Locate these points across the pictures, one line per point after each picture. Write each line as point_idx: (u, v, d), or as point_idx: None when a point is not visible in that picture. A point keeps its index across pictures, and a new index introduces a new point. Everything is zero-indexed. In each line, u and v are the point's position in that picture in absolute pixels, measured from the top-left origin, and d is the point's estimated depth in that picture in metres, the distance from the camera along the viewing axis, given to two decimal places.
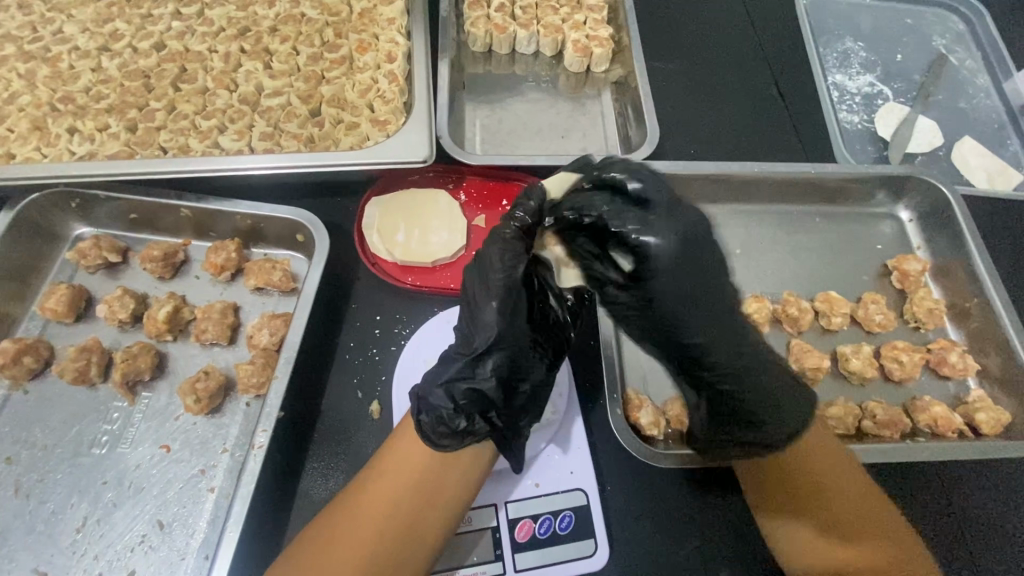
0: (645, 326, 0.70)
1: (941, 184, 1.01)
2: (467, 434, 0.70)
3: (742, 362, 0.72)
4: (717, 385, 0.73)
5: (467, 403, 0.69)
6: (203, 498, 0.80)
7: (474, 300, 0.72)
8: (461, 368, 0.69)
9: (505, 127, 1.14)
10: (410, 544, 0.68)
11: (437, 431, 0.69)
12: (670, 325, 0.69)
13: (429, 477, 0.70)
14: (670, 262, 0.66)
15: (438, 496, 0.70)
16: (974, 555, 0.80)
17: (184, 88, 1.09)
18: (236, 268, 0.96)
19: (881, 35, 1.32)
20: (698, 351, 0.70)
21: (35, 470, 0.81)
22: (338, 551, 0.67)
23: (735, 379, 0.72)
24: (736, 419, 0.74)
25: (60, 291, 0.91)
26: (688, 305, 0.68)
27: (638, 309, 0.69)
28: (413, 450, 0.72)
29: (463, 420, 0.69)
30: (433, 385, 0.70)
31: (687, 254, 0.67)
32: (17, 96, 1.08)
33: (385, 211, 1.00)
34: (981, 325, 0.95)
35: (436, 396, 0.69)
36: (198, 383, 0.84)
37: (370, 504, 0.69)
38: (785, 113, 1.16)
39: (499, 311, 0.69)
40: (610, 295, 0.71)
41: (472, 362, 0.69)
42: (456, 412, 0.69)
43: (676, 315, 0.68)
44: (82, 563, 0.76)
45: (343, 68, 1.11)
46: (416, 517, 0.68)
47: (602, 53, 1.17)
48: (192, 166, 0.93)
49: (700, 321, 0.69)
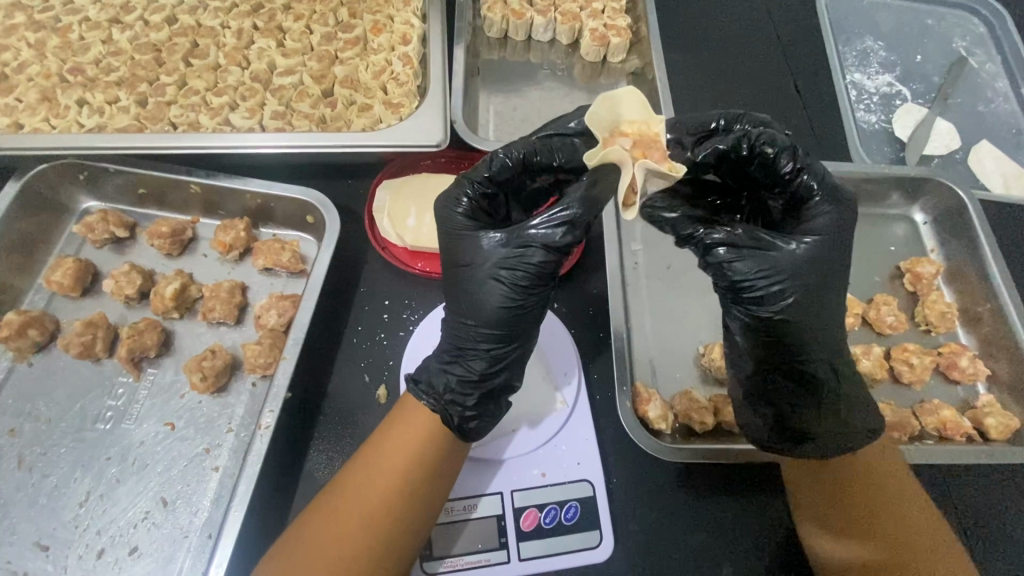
0: (762, 304, 0.68)
1: (958, 187, 1.00)
2: (475, 417, 0.72)
3: (830, 345, 0.71)
4: (811, 363, 0.71)
5: (463, 394, 0.71)
6: (207, 477, 0.79)
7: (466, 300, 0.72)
8: (465, 366, 0.72)
9: (519, 115, 1.13)
10: (416, 506, 0.68)
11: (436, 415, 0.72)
12: (789, 297, 0.67)
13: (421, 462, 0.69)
14: (831, 236, 0.68)
15: (441, 458, 0.70)
16: (979, 561, 0.79)
17: (196, 63, 1.08)
18: (245, 247, 0.95)
19: (901, 35, 1.30)
20: (800, 338, 0.69)
21: (39, 444, 0.81)
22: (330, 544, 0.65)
23: (823, 359, 0.71)
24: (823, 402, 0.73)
25: (67, 265, 0.90)
26: (819, 289, 0.68)
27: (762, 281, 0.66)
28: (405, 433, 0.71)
29: (473, 401, 0.72)
30: (440, 380, 0.72)
31: (849, 231, 0.70)
32: (26, 66, 1.06)
33: (396, 194, 0.98)
34: (993, 330, 0.94)
35: (443, 384, 0.72)
36: (204, 361, 0.83)
37: (362, 494, 0.67)
38: (802, 110, 1.15)
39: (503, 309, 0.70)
40: (743, 269, 0.66)
41: (479, 358, 0.72)
42: (469, 399, 0.72)
43: (807, 290, 0.67)
44: (84, 538, 0.76)
45: (357, 49, 1.10)
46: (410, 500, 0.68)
47: (619, 43, 1.16)
48: (203, 143, 0.91)
49: (813, 304, 0.68)
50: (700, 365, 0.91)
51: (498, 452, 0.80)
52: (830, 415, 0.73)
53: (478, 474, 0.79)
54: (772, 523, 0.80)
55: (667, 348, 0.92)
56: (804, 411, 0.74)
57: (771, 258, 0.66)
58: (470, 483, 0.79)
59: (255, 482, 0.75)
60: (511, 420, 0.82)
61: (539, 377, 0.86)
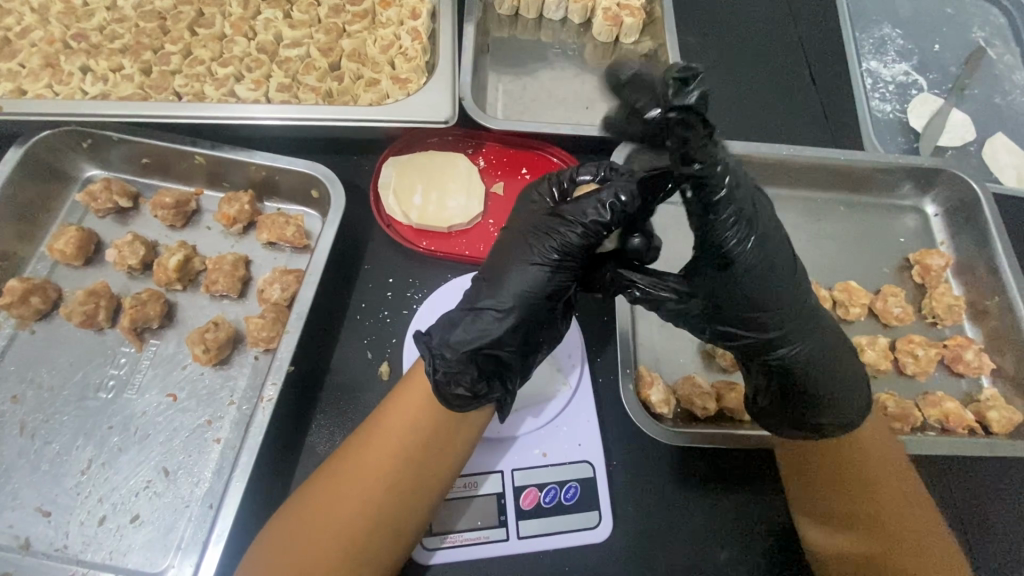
0: (713, 251, 0.64)
1: (971, 179, 0.99)
2: (484, 399, 0.67)
3: (805, 323, 0.70)
4: (755, 326, 0.68)
5: (476, 369, 0.66)
6: (208, 448, 0.80)
7: (516, 271, 0.69)
8: (494, 337, 0.66)
9: (529, 94, 1.11)
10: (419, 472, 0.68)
11: (449, 390, 0.66)
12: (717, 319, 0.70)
13: (427, 454, 0.68)
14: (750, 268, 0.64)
15: (445, 433, 0.69)
16: (976, 552, 0.80)
17: (201, 32, 1.06)
18: (249, 220, 0.94)
19: (919, 23, 1.28)
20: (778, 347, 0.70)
21: (40, 411, 0.81)
22: (321, 547, 0.64)
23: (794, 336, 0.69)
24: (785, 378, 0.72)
25: (69, 234, 0.89)
26: (767, 265, 0.65)
27: (716, 226, 0.62)
28: (411, 424, 0.69)
29: (485, 384, 0.67)
30: (460, 345, 0.65)
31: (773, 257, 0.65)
32: (29, 31, 1.05)
33: (402, 171, 0.98)
34: (1000, 325, 0.94)
35: (457, 361, 0.65)
36: (207, 333, 0.83)
37: (349, 487, 0.67)
38: (815, 97, 1.13)
39: (548, 282, 0.68)
40: (715, 205, 0.60)
41: (509, 335, 0.67)
42: (476, 378, 0.67)
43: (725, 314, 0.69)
44: (85, 505, 0.76)
45: (365, 22, 1.08)
46: (410, 496, 0.67)
47: (632, 23, 1.13)
48: (207, 113, 0.90)
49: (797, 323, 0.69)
50: (703, 351, 0.91)
51: (501, 431, 0.80)
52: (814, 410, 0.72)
53: (480, 452, 0.79)
54: (769, 507, 0.80)
55: (671, 332, 0.92)
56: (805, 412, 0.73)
57: (744, 207, 0.61)
58: (471, 461, 0.79)
59: (257, 455, 0.75)
60: (513, 400, 0.82)
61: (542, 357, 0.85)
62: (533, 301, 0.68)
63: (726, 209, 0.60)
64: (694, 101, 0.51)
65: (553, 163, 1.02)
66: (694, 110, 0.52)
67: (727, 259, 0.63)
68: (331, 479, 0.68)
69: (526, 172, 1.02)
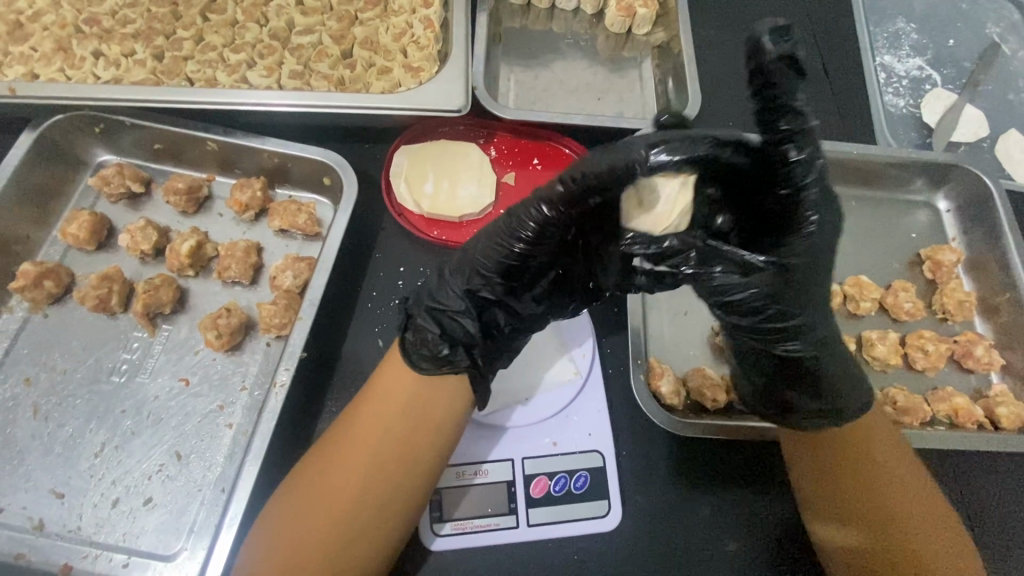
0: (792, 221, 0.67)
1: (985, 175, 0.99)
2: (447, 363, 0.68)
3: (824, 314, 0.71)
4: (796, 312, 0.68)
5: (452, 331, 0.68)
6: (220, 433, 0.80)
7: (483, 238, 0.69)
8: (456, 298, 0.69)
9: (541, 85, 1.11)
10: (404, 470, 0.68)
11: (418, 352, 0.69)
12: (796, 308, 0.68)
13: (403, 423, 0.69)
14: (806, 262, 0.67)
15: (420, 427, 0.69)
16: (982, 545, 0.80)
17: (213, 18, 1.06)
18: (260, 207, 0.94)
19: (934, 18, 1.27)
20: (793, 331, 0.69)
21: (54, 394, 0.81)
22: (307, 534, 0.65)
23: (807, 312, 0.69)
24: (802, 363, 0.71)
25: (82, 218, 0.89)
26: (822, 258, 0.68)
27: (803, 196, 0.65)
28: (391, 395, 0.71)
29: (448, 347, 0.68)
30: (427, 303, 0.70)
31: (829, 261, 0.68)
32: (41, 15, 1.04)
33: (413, 160, 0.97)
34: (1010, 321, 0.94)
35: (432, 334, 0.68)
36: (219, 319, 0.83)
37: (338, 472, 0.67)
38: (828, 91, 1.13)
39: (517, 259, 0.67)
40: (795, 171, 0.64)
41: (470, 299, 0.69)
42: (439, 340, 0.68)
43: (801, 294, 0.67)
44: (99, 488, 0.77)
45: (378, 10, 1.07)
46: (392, 464, 0.68)
47: (646, 14, 1.13)
48: (219, 99, 0.89)
49: (822, 314, 0.70)
50: (712, 344, 0.91)
51: (510, 420, 0.81)
52: (834, 390, 0.72)
53: (491, 440, 0.80)
54: (777, 499, 0.81)
55: (681, 326, 0.92)
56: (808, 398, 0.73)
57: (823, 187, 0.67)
58: (481, 449, 0.79)
59: (270, 440, 0.76)
60: (523, 390, 0.83)
61: (552, 347, 0.86)
62: (496, 273, 0.68)
63: (807, 177, 0.65)
64: (792, 52, 0.59)
65: (565, 155, 1.02)
66: (788, 59, 0.60)
67: (801, 228, 0.66)
68: (317, 460, 0.69)
69: (538, 163, 1.02)
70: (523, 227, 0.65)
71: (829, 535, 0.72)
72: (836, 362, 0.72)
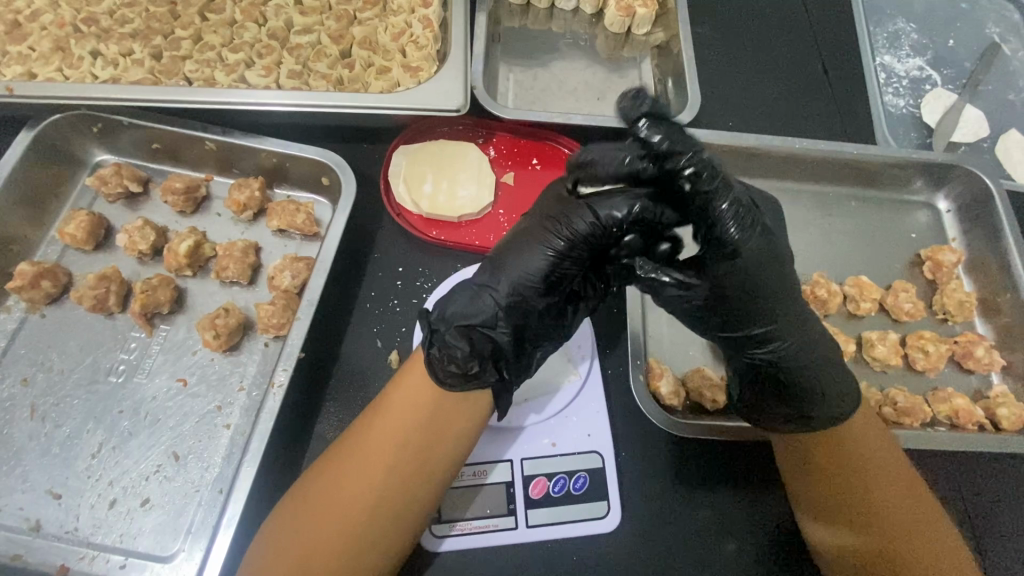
0: (714, 241, 0.61)
1: (986, 176, 0.98)
2: (475, 380, 0.66)
3: (795, 319, 0.70)
4: (757, 318, 0.68)
5: (483, 345, 0.66)
6: (218, 434, 0.80)
7: (518, 251, 0.68)
8: (488, 311, 0.67)
9: (540, 85, 1.11)
10: (419, 481, 0.67)
11: (445, 370, 0.66)
12: (766, 318, 0.68)
13: (421, 436, 0.67)
14: (752, 267, 0.64)
15: (441, 437, 0.68)
16: (983, 546, 0.80)
17: (212, 17, 1.05)
18: (259, 207, 0.94)
19: (934, 18, 1.27)
20: (763, 336, 0.70)
21: (51, 394, 0.81)
22: (320, 539, 0.64)
23: (767, 322, 0.69)
24: (770, 371, 0.72)
25: (80, 218, 0.89)
26: (768, 257, 0.65)
27: (712, 217, 0.60)
28: (407, 406, 0.68)
29: (478, 364, 0.66)
30: (456, 318, 0.67)
31: (775, 259, 0.65)
32: (39, 15, 1.04)
33: (412, 160, 0.97)
34: (1011, 322, 0.94)
35: (458, 349, 0.65)
36: (217, 319, 0.83)
37: (344, 485, 0.66)
38: (828, 91, 1.12)
39: (555, 268, 0.67)
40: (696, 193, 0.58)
41: (505, 311, 0.67)
42: (468, 356, 0.65)
43: (749, 301, 0.66)
44: (96, 489, 0.76)
45: (377, 10, 1.07)
46: (410, 479, 0.66)
47: (645, 14, 1.12)
48: (216, 98, 0.89)
49: (787, 317, 0.69)
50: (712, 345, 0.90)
51: (510, 421, 0.80)
52: (819, 393, 0.72)
53: (490, 441, 0.79)
54: (778, 501, 0.80)
55: (680, 327, 0.91)
56: (791, 407, 0.73)
57: (736, 198, 0.60)
58: (480, 450, 0.79)
59: (268, 440, 0.75)
60: (523, 391, 0.82)
61: None
62: (537, 283, 0.67)
63: (715, 200, 0.59)
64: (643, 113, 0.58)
65: (564, 155, 1.01)
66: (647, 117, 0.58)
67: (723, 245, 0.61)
68: (321, 472, 0.68)
69: (537, 163, 1.01)
70: (569, 230, 0.66)
71: (829, 541, 0.72)
72: (821, 369, 0.72)
